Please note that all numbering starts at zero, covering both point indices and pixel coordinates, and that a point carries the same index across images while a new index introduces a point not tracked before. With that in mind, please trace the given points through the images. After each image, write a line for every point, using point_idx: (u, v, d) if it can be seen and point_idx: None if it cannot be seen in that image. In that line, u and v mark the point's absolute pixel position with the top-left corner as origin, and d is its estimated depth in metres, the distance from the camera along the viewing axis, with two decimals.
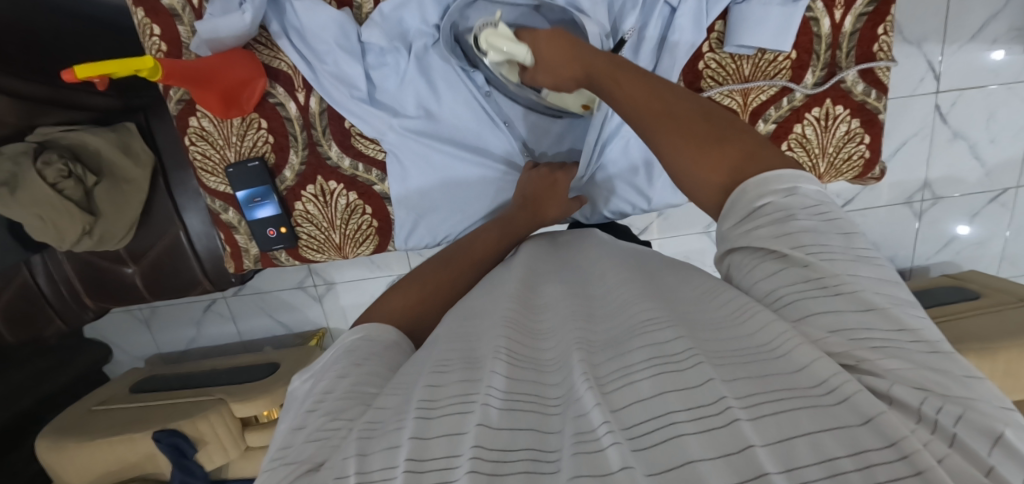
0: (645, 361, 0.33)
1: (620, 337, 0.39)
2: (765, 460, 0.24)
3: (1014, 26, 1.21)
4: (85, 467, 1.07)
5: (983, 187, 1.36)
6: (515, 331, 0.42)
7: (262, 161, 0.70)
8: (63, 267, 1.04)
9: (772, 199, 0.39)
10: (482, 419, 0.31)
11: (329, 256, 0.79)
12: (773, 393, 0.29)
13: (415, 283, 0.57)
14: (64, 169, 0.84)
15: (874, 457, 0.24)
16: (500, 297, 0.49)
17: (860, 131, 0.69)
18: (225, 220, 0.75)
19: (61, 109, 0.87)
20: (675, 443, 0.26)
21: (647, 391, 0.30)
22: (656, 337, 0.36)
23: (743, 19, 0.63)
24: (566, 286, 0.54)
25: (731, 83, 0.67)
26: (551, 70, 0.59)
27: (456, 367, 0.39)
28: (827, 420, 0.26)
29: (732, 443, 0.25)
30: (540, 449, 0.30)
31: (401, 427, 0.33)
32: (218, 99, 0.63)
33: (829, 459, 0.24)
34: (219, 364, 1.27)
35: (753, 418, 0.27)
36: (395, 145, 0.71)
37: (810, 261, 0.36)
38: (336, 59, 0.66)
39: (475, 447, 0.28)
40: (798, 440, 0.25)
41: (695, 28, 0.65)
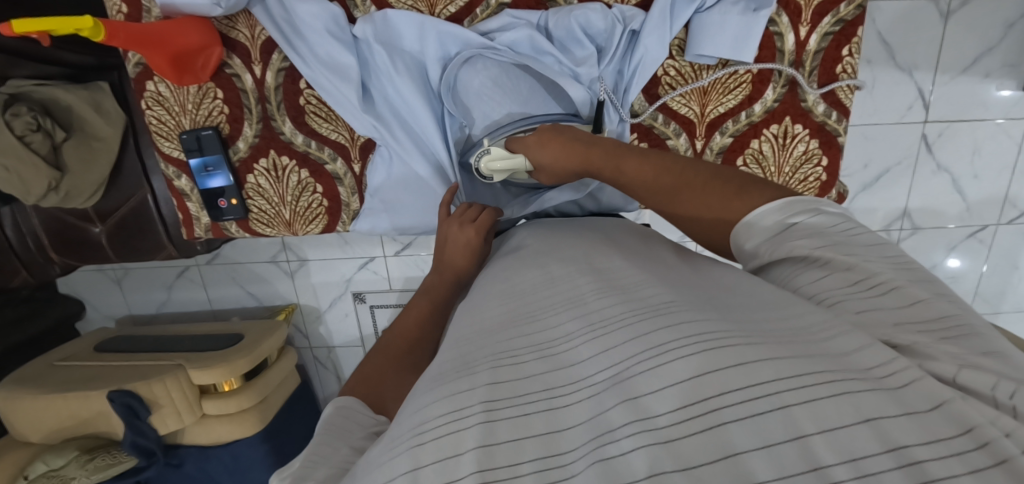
0: (677, 339, 0.32)
1: (647, 311, 0.38)
2: (820, 451, 0.24)
3: (1007, 62, 1.20)
4: (39, 420, 1.08)
5: (963, 221, 1.36)
6: (510, 328, 0.43)
7: (215, 130, 0.70)
8: (31, 220, 1.04)
9: (803, 218, 0.43)
10: (481, 439, 0.30)
11: (278, 232, 0.79)
12: (821, 373, 0.29)
13: (377, 360, 0.58)
14: (31, 122, 0.84)
15: (946, 449, 0.24)
16: (491, 300, 0.50)
17: (818, 152, 0.69)
18: (178, 187, 0.75)
19: (33, 62, 0.89)
20: (719, 433, 0.27)
21: (685, 371, 0.30)
22: (681, 318, 0.35)
23: (703, 29, 0.64)
24: (568, 259, 0.54)
25: (689, 92, 0.68)
26: (552, 166, 0.63)
27: (452, 376, 0.38)
28: (889, 406, 0.26)
29: (783, 432, 0.26)
30: (552, 454, 0.30)
31: (397, 459, 0.32)
32: (166, 61, 0.62)
33: (896, 447, 0.24)
34: (185, 330, 1.28)
35: (793, 404, 0.27)
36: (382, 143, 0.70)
37: (852, 263, 0.38)
38: (328, 48, 0.65)
39: (476, 470, 0.28)
40: (859, 427, 0.25)
41: (659, 43, 0.64)
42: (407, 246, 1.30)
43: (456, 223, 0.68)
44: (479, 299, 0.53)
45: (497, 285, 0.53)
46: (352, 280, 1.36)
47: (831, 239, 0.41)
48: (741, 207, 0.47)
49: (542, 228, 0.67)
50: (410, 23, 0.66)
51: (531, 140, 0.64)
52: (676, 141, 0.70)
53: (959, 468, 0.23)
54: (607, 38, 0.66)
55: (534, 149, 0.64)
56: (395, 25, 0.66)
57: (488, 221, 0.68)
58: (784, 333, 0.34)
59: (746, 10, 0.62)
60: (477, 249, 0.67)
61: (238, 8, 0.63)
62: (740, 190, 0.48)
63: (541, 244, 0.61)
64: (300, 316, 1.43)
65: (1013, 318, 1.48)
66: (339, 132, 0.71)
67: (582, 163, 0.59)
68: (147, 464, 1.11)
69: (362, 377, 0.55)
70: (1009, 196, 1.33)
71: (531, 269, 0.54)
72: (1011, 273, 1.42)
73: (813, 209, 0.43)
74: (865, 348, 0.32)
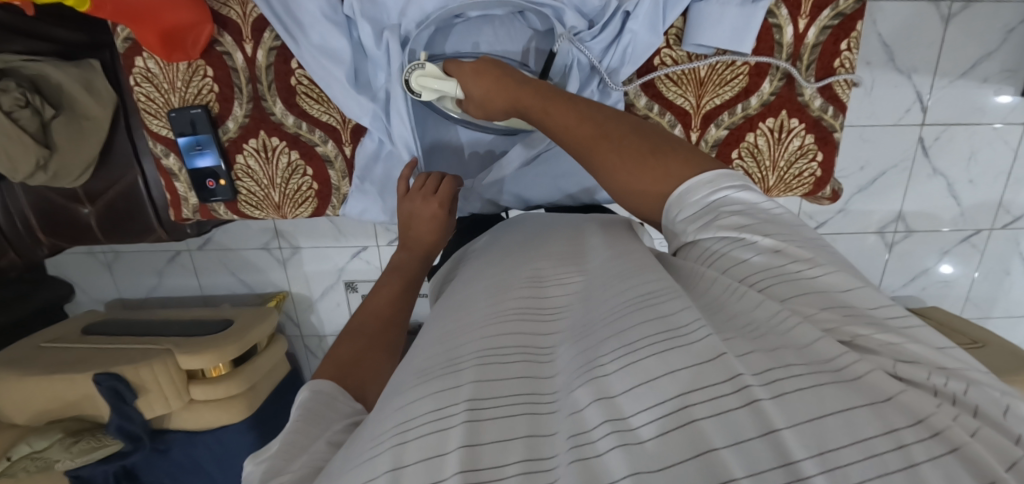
0: (649, 338, 0.33)
1: (613, 313, 0.39)
2: (791, 446, 0.25)
3: (1006, 67, 1.20)
4: (24, 403, 1.06)
5: (957, 226, 1.36)
6: (500, 323, 0.42)
7: (205, 109, 0.69)
8: (19, 201, 1.03)
9: (728, 193, 0.44)
10: (465, 438, 0.30)
11: (267, 214, 0.78)
12: (790, 368, 0.30)
13: (351, 343, 0.56)
14: (19, 98, 0.83)
15: (908, 435, 0.25)
16: (479, 294, 0.49)
17: (813, 147, 0.68)
18: (166, 166, 0.74)
19: (23, 38, 0.86)
20: (690, 429, 0.27)
21: (657, 369, 0.31)
22: (658, 312, 0.36)
23: (701, 18, 0.62)
24: (558, 258, 0.54)
25: (685, 82, 0.67)
26: (482, 102, 0.61)
27: (436, 374, 0.37)
28: (854, 397, 0.27)
29: (754, 428, 0.26)
30: (535, 458, 0.30)
31: (378, 456, 0.31)
32: (157, 39, 0.61)
33: (864, 437, 0.25)
34: (174, 315, 1.27)
35: (766, 399, 0.27)
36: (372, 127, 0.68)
37: (777, 247, 0.40)
38: (321, 31, 0.64)
39: (459, 471, 0.28)
40: (828, 418, 0.26)
41: (649, 31, 0.64)
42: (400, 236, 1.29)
43: (417, 197, 0.67)
44: (465, 290, 0.52)
45: (486, 278, 0.53)
46: (344, 269, 1.35)
47: (757, 217, 0.42)
48: (664, 173, 0.46)
49: (533, 221, 0.67)
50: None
51: (461, 78, 0.61)
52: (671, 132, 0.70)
53: (918, 453, 0.24)
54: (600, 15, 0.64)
55: (465, 88, 0.62)
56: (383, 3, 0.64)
57: (449, 192, 0.68)
58: (769, 332, 0.34)
59: (746, 2, 0.61)
60: (444, 223, 0.67)
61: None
62: (655, 153, 0.48)
63: (528, 238, 0.61)
64: (291, 304, 1.42)
65: (1003, 324, 1.49)
66: (330, 115, 0.70)
67: (513, 103, 0.58)
68: (133, 448, 1.11)
69: (337, 359, 0.54)
70: (1003, 202, 1.33)
71: (519, 262, 0.54)
72: (1002, 279, 1.42)
73: (736, 183, 0.44)
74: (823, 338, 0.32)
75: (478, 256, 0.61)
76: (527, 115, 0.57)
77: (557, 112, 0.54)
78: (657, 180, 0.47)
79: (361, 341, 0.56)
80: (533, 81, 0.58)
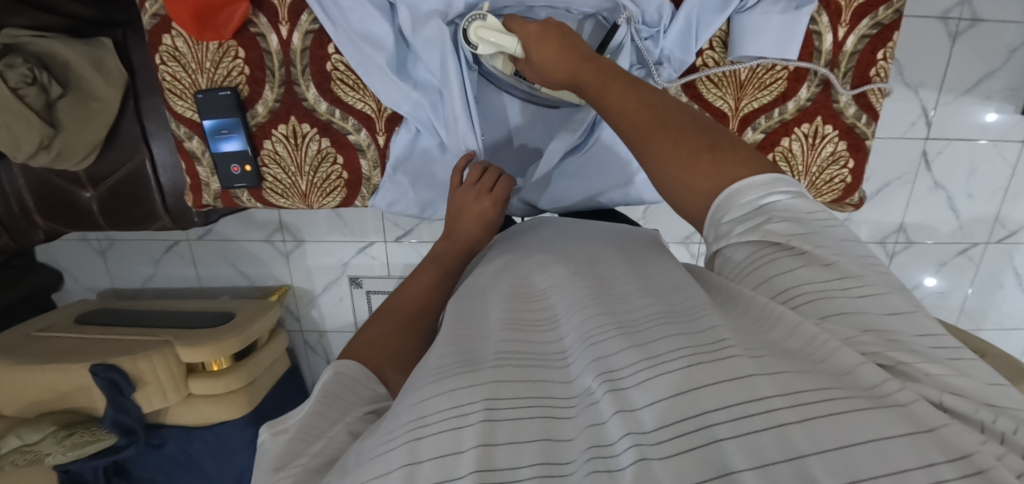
0: (677, 352, 0.32)
1: (640, 324, 0.38)
2: (817, 471, 0.23)
3: (1008, 86, 1.24)
4: (11, 392, 1.02)
5: (955, 238, 1.40)
6: (516, 331, 0.41)
7: (234, 92, 0.67)
8: (15, 181, 0.98)
9: (780, 199, 0.41)
10: (482, 437, 0.29)
11: (293, 204, 0.76)
12: (820, 390, 0.28)
13: (383, 323, 0.57)
14: (27, 74, 0.80)
15: (947, 470, 0.23)
16: (495, 296, 0.48)
17: (846, 154, 0.69)
18: (188, 149, 0.71)
19: (31, 9, 0.83)
20: (711, 450, 0.26)
21: (677, 386, 0.29)
22: (687, 328, 0.35)
23: (744, 29, 0.62)
24: (580, 259, 0.52)
25: (726, 85, 0.67)
26: (540, 64, 0.58)
27: (456, 370, 0.36)
28: (893, 427, 0.25)
29: (779, 451, 0.25)
30: (551, 462, 0.28)
31: (392, 450, 0.31)
32: (189, 15, 0.60)
33: (896, 470, 0.23)
34: (171, 306, 1.23)
35: (792, 422, 0.26)
36: (411, 115, 0.67)
37: (830, 259, 0.38)
38: (362, 15, 0.62)
39: (475, 470, 0.27)
40: (860, 447, 0.24)
41: (682, 49, 0.65)
42: (410, 232, 1.28)
43: (468, 190, 0.66)
44: (480, 292, 0.50)
45: (501, 281, 0.51)
46: (349, 264, 1.33)
47: (804, 227, 0.40)
48: (714, 169, 0.44)
49: (558, 225, 0.66)
50: None
51: (524, 36, 0.59)
52: None
53: (946, 472, 0.23)
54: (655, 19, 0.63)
55: (525, 48, 0.59)
56: None
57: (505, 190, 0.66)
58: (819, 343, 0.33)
59: (788, 8, 0.61)
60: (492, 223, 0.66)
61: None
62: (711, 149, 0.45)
63: (549, 239, 0.59)
64: (293, 298, 1.39)
65: (994, 336, 1.53)
66: (366, 102, 0.68)
67: (570, 74, 0.55)
68: (128, 443, 1.06)
69: (365, 346, 0.53)
70: (999, 217, 1.37)
71: (545, 262, 0.52)
72: (995, 292, 1.46)
73: (783, 191, 0.41)
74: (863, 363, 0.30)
75: (497, 250, 0.61)
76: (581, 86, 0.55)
77: (615, 90, 0.52)
78: (706, 181, 0.44)
79: (391, 325, 0.56)
80: (598, 57, 0.56)
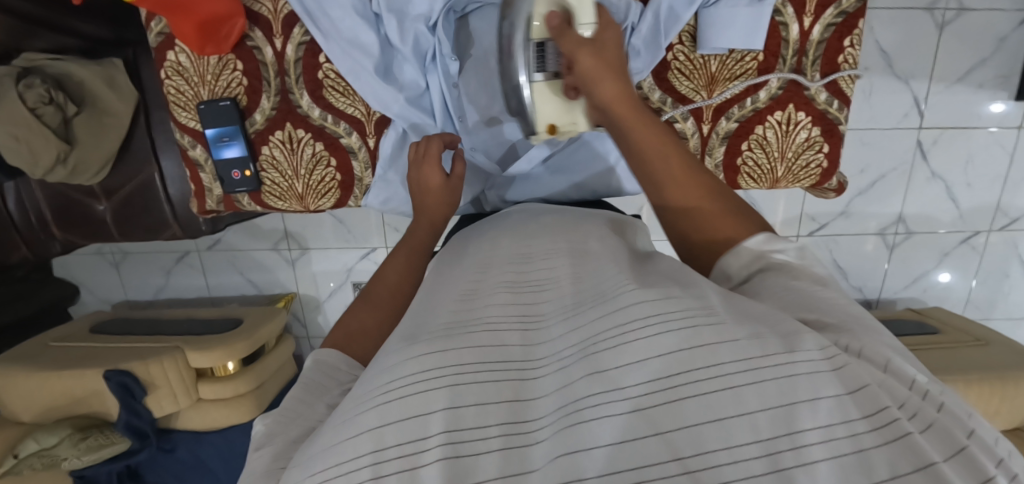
0: (648, 318, 0.32)
1: (606, 293, 0.38)
2: (761, 426, 0.26)
3: (1000, 74, 1.24)
4: (30, 399, 1.06)
5: (956, 228, 1.39)
6: (461, 302, 0.42)
7: (233, 102, 0.71)
8: (35, 195, 1.04)
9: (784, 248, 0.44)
10: (448, 401, 0.31)
11: (290, 206, 0.79)
12: (768, 355, 0.28)
13: (362, 311, 0.58)
14: (44, 95, 0.85)
15: (864, 425, 0.25)
16: (464, 269, 0.50)
17: (820, 140, 0.71)
18: (192, 157, 0.75)
19: (49, 32, 0.89)
20: (673, 407, 0.27)
21: (643, 353, 0.30)
22: (660, 293, 0.34)
23: (712, 23, 0.65)
24: (554, 233, 0.54)
25: (698, 78, 0.69)
26: (601, 61, 0.52)
27: (425, 338, 0.36)
28: (825, 385, 0.27)
29: (732, 408, 0.27)
30: (512, 422, 0.31)
31: (364, 412, 0.32)
32: (193, 29, 0.64)
33: (827, 425, 0.25)
34: (182, 315, 1.27)
35: (747, 384, 0.27)
36: (400, 117, 0.69)
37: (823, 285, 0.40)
38: (350, 25, 0.64)
39: (443, 432, 0.29)
40: (800, 404, 0.26)
41: (654, 45, 0.66)
42: None
43: (419, 164, 0.65)
44: (449, 266, 0.53)
45: (475, 252, 0.54)
46: (353, 269, 1.36)
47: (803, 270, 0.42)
48: (744, 228, 0.47)
49: (531, 209, 0.66)
50: None
51: (602, 27, 0.55)
52: (683, 125, 0.71)
53: (861, 429, 0.25)
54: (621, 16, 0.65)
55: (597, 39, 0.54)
56: None
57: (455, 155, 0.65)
58: (778, 316, 0.34)
59: (753, 1, 0.63)
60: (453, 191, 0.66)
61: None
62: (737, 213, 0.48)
63: (520, 222, 0.60)
64: (299, 305, 1.42)
65: (1003, 326, 1.50)
66: (356, 107, 0.72)
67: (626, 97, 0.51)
68: (140, 447, 1.10)
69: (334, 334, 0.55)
70: (1000, 205, 1.36)
71: (515, 240, 0.54)
72: (1002, 281, 1.45)
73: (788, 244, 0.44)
74: (803, 333, 0.31)
75: (471, 232, 0.63)
76: (632, 110, 0.50)
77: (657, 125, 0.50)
78: (733, 230, 0.47)
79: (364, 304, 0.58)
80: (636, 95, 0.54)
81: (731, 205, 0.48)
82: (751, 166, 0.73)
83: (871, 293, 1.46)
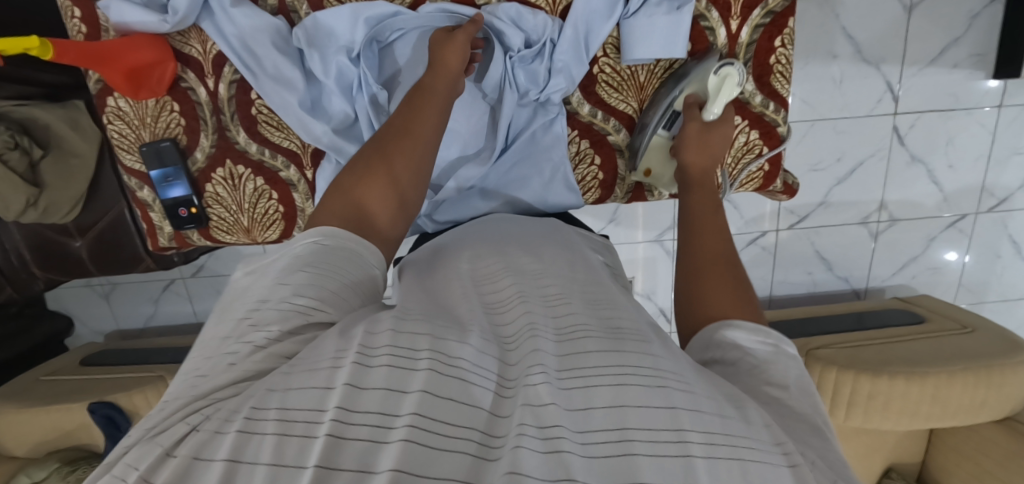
0: (655, 368, 0.32)
1: (609, 331, 0.37)
2: None
3: (974, 51, 1.21)
4: (23, 435, 1.09)
5: (942, 212, 1.36)
6: (494, 313, 0.43)
7: (173, 142, 0.76)
8: (13, 237, 1.07)
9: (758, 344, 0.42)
10: (428, 384, 0.29)
11: (238, 238, 0.84)
12: (731, 437, 0.28)
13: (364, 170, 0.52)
14: (9, 141, 0.88)
15: None
16: (457, 280, 0.50)
17: (759, 143, 0.78)
18: (141, 197, 0.80)
19: (11, 83, 0.90)
20: (628, 461, 0.25)
21: (610, 397, 0.29)
22: (644, 347, 0.35)
23: (633, 32, 0.72)
24: (545, 254, 0.53)
25: (626, 88, 0.77)
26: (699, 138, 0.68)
27: (415, 323, 0.35)
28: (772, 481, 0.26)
29: (680, 476, 0.25)
30: (481, 431, 0.28)
31: (338, 366, 0.30)
32: (123, 77, 0.68)
33: None
34: (168, 343, 1.30)
35: (704, 458, 0.26)
36: (331, 147, 0.73)
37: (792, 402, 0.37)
38: (274, 62, 0.70)
39: (413, 414, 0.27)
40: None
41: (577, 61, 0.73)
42: None
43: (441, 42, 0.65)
44: (437, 276, 0.54)
45: (461, 262, 0.55)
46: None
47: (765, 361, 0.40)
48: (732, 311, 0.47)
49: (504, 222, 0.67)
50: (339, 17, 0.69)
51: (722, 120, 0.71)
52: (616, 137, 0.80)
53: None
54: (540, 33, 0.72)
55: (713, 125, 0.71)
56: (325, 25, 0.69)
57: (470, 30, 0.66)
58: (735, 391, 0.35)
59: (671, 10, 0.70)
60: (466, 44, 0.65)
61: (186, 25, 0.70)
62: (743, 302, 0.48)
63: (497, 233, 0.61)
64: None
65: (998, 309, 1.46)
66: (291, 140, 0.76)
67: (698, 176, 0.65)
68: None
69: (338, 208, 0.49)
70: (986, 185, 1.33)
71: (508, 255, 0.53)
72: (994, 263, 1.41)
73: (772, 341, 0.42)
74: (769, 424, 0.32)
75: (451, 247, 0.61)
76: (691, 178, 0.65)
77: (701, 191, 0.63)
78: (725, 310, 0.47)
79: (369, 166, 0.52)
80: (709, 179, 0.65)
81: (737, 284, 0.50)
82: None
83: (858, 282, 1.43)
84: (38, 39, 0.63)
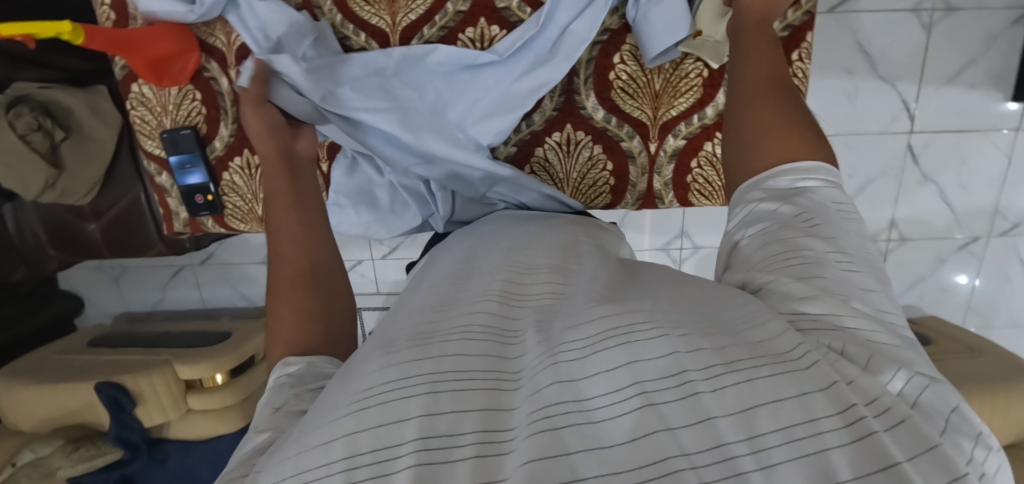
0: (635, 325, 0.31)
1: (623, 295, 0.38)
2: (723, 431, 0.25)
3: (993, 73, 1.20)
4: (28, 411, 1.11)
5: (953, 233, 1.35)
6: (501, 298, 0.41)
7: (193, 130, 0.77)
8: (31, 216, 1.09)
9: (812, 185, 0.43)
10: (424, 407, 0.28)
11: (251, 227, 0.86)
12: (733, 362, 0.28)
13: (290, 294, 0.53)
14: (32, 122, 0.89)
15: (826, 423, 0.24)
16: (437, 282, 0.49)
17: None
18: (159, 183, 0.82)
19: (34, 67, 0.94)
20: (640, 414, 0.26)
21: (611, 362, 0.29)
22: (629, 306, 0.34)
23: (644, 35, 0.72)
24: (550, 247, 0.53)
25: (643, 97, 0.78)
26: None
27: (404, 347, 0.34)
28: (787, 389, 0.26)
29: (691, 416, 0.25)
30: (490, 429, 0.28)
31: (336, 419, 0.28)
32: (147, 67, 0.70)
33: (787, 427, 0.24)
34: (175, 327, 1.31)
35: (711, 391, 0.26)
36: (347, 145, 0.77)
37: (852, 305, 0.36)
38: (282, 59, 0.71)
39: (417, 439, 0.26)
40: (759, 409, 0.25)
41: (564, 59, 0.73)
42: (395, 248, 1.29)
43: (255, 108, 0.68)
44: (436, 272, 0.55)
45: (461, 258, 0.55)
46: None
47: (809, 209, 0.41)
48: (787, 149, 0.46)
49: (505, 219, 0.68)
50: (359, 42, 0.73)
51: None
52: (630, 144, 0.81)
53: (827, 425, 0.24)
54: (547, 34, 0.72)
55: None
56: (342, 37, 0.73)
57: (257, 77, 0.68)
58: (758, 314, 0.34)
59: None
60: (280, 125, 0.69)
61: (213, 16, 0.71)
62: (803, 135, 0.47)
63: (493, 231, 0.62)
64: None
65: (1007, 333, 1.45)
66: None
67: (755, 23, 0.61)
68: (131, 457, 1.14)
69: (286, 334, 0.49)
70: (999, 208, 1.32)
71: (508, 250, 0.52)
72: (1004, 286, 1.39)
73: (826, 180, 0.43)
74: (781, 333, 0.32)
75: (443, 252, 0.63)
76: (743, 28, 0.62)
77: (755, 35, 0.60)
78: (783, 150, 0.46)
79: (286, 278, 0.55)
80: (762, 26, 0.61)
81: (797, 117, 0.48)
82: (701, 183, 0.84)
83: None
84: (71, 24, 0.65)
